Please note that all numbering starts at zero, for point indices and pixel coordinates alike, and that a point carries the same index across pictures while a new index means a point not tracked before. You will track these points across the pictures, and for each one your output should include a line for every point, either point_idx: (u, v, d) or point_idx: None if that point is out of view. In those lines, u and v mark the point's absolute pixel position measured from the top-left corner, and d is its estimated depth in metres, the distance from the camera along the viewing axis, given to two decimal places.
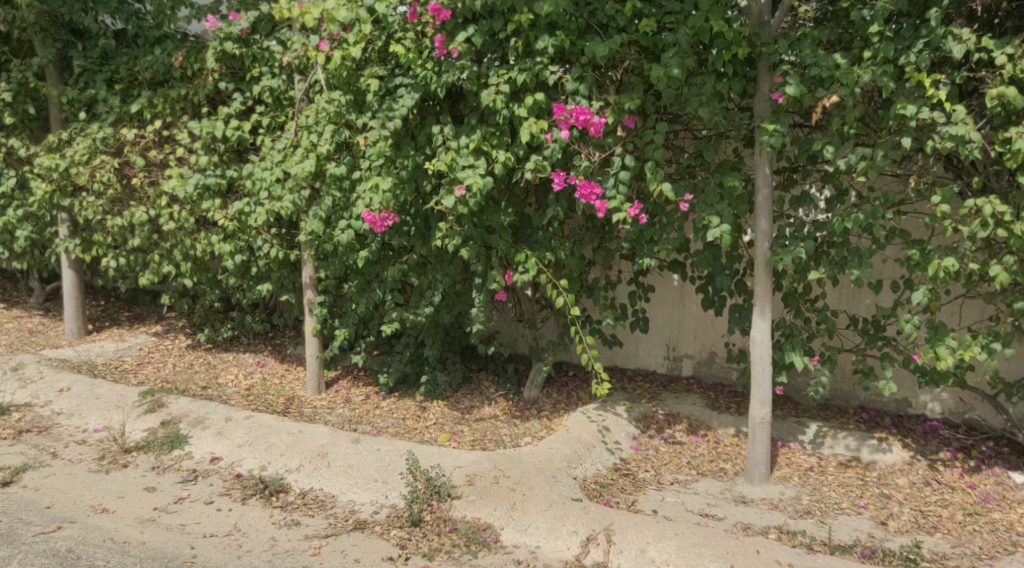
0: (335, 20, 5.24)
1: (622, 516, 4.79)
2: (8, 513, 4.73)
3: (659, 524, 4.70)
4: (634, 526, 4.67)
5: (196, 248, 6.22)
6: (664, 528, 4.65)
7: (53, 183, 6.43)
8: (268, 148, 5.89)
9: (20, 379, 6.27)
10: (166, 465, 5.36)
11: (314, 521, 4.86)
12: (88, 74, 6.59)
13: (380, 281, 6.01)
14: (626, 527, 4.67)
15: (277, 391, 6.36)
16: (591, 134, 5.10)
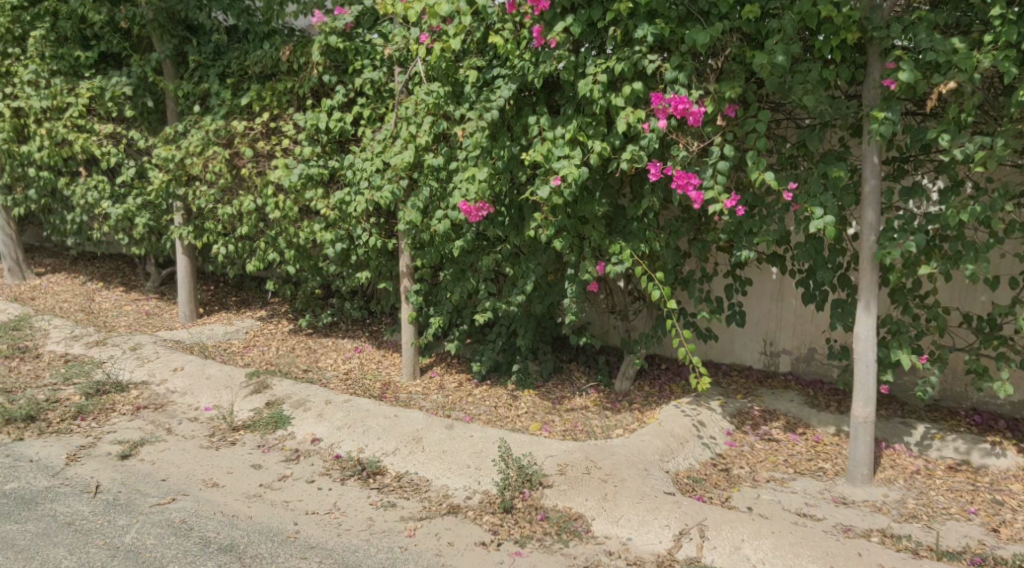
0: (436, 14, 5.28)
1: (716, 512, 4.74)
2: (128, 484, 5.03)
3: (755, 522, 4.63)
4: (728, 523, 4.62)
5: (300, 236, 6.44)
6: (760, 527, 4.58)
7: (169, 173, 6.79)
8: (369, 139, 6.04)
9: (138, 358, 6.64)
10: (271, 444, 5.59)
11: (410, 503, 4.99)
12: (203, 69, 6.90)
13: (475, 271, 6.09)
14: (719, 523, 4.63)
15: (373, 376, 6.55)
16: (690, 123, 5.07)
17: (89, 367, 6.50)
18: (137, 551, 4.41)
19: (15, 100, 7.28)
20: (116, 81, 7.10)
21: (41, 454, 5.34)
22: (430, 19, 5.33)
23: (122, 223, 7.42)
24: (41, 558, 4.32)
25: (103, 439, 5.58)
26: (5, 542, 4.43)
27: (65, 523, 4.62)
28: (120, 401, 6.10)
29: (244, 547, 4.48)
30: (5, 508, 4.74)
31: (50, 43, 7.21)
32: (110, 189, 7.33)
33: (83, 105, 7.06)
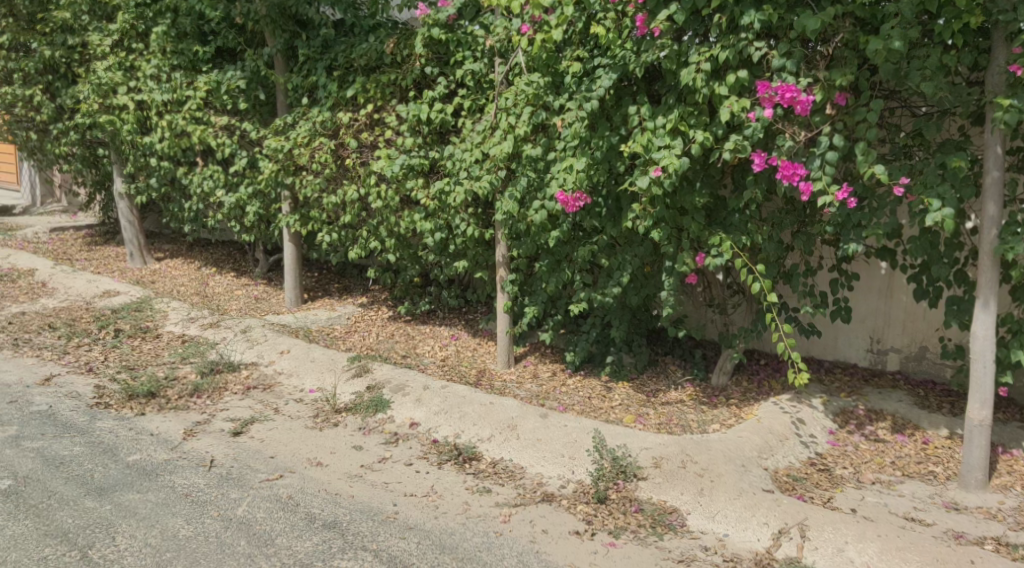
0: (540, 4, 5.33)
1: (817, 512, 4.62)
2: (239, 459, 5.27)
3: (860, 524, 4.50)
4: (831, 523, 4.50)
5: (400, 225, 6.59)
6: (865, 529, 4.45)
7: (277, 163, 7.00)
8: (469, 130, 6.13)
9: (248, 340, 6.96)
10: (371, 426, 5.76)
11: (505, 490, 5.05)
12: (312, 62, 7.10)
13: (570, 262, 6.08)
14: (822, 523, 4.52)
15: (469, 363, 6.66)
16: (797, 112, 4.87)
17: (205, 348, 6.86)
18: (248, 523, 4.58)
19: (139, 93, 7.84)
20: (232, 75, 7.44)
21: (160, 429, 5.62)
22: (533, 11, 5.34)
23: (234, 211, 7.79)
24: (161, 526, 4.51)
25: (217, 416, 5.87)
26: (128, 510, 4.64)
27: (182, 495, 4.82)
28: (232, 381, 6.41)
29: (346, 524, 4.62)
30: (128, 477, 4.97)
31: (172, 39, 7.63)
32: (224, 178, 7.71)
33: (201, 98, 7.47)
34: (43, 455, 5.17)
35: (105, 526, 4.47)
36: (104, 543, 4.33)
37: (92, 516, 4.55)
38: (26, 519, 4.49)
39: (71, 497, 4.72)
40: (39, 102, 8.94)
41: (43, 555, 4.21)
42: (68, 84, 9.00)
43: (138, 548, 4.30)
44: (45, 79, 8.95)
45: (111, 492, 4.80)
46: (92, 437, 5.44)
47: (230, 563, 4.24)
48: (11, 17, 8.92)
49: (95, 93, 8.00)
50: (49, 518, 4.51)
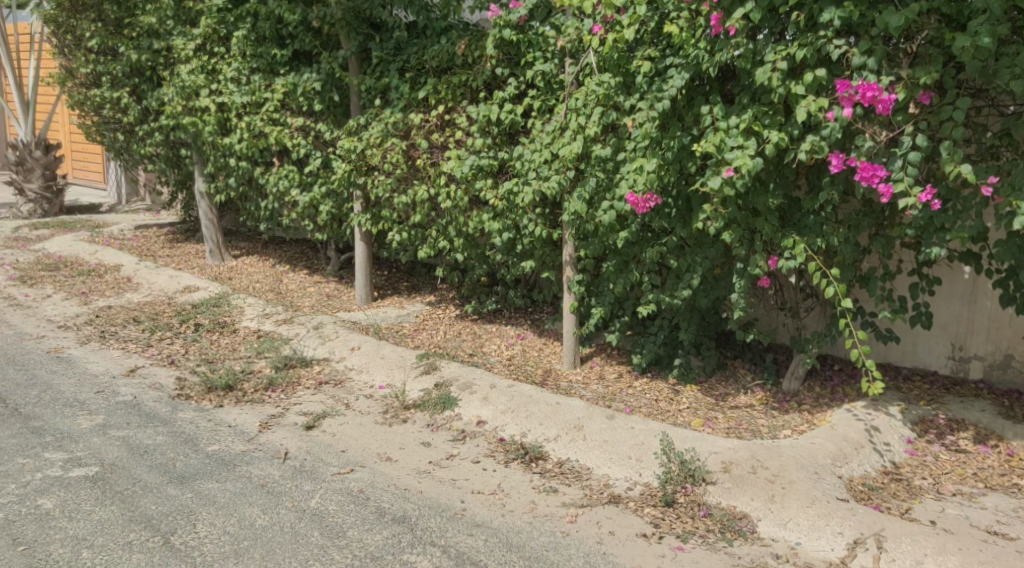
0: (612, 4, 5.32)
1: (895, 523, 4.47)
2: (312, 452, 5.29)
3: (941, 536, 4.33)
4: (909, 535, 4.34)
5: (469, 225, 6.65)
6: (946, 541, 4.28)
7: (351, 163, 7.21)
8: (538, 131, 6.14)
9: (320, 336, 7.11)
10: (439, 423, 5.79)
11: (571, 490, 4.98)
12: (385, 63, 7.23)
13: (638, 263, 6.00)
14: (900, 534, 4.36)
15: (535, 363, 6.67)
16: (878, 112, 4.71)
17: (279, 343, 7.05)
18: (321, 515, 4.52)
19: (220, 96, 8.13)
20: (307, 77, 7.63)
21: (238, 421, 5.71)
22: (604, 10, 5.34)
23: (308, 210, 7.99)
24: (239, 514, 4.47)
25: (291, 410, 5.97)
26: (207, 498, 4.62)
27: (259, 485, 4.81)
28: (305, 376, 6.56)
29: (415, 519, 4.55)
30: (208, 466, 4.99)
31: (251, 43, 7.92)
32: (299, 178, 7.90)
33: (278, 100, 7.76)
34: (128, 444, 5.23)
35: (186, 513, 4.44)
36: (185, 530, 4.28)
37: (174, 503, 4.53)
38: (112, 505, 4.48)
39: (154, 484, 4.72)
40: (126, 104, 9.33)
41: (128, 539, 4.17)
42: (153, 86, 9.34)
43: (218, 536, 4.25)
44: (132, 82, 9.31)
45: (192, 481, 4.79)
46: (174, 428, 5.52)
47: (304, 554, 4.16)
48: (100, 22, 9.31)
49: (178, 95, 8.31)
50: (134, 504, 4.49)
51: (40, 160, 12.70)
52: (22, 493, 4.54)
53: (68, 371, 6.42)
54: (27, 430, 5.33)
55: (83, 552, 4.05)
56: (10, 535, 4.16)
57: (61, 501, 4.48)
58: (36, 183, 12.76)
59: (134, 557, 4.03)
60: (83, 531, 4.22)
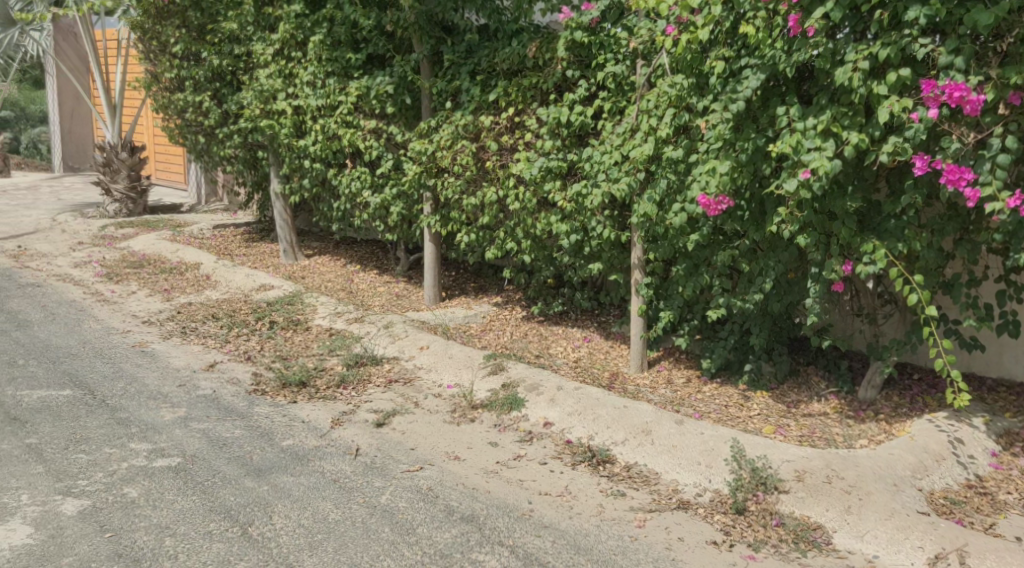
0: (687, 5, 5.21)
1: (978, 539, 4.32)
2: (383, 449, 5.33)
3: None
4: (994, 551, 4.20)
5: (537, 226, 6.66)
6: None
7: (422, 165, 7.35)
8: (608, 132, 6.08)
9: (390, 335, 7.21)
10: (507, 424, 5.77)
11: (639, 494, 4.88)
12: (456, 66, 7.30)
13: (709, 266, 5.90)
14: (984, 550, 4.22)
15: (602, 365, 6.65)
16: (966, 113, 4.51)
17: (350, 341, 7.17)
18: (391, 511, 4.55)
19: (297, 99, 8.33)
20: (381, 80, 7.68)
21: (311, 417, 5.81)
22: (679, 11, 5.26)
23: (379, 211, 8.12)
24: (312, 508, 4.54)
25: (361, 407, 6.02)
26: (283, 491, 4.70)
27: (332, 480, 4.88)
28: (375, 374, 6.64)
29: (483, 518, 4.53)
30: (283, 460, 5.09)
31: (327, 47, 8.00)
32: (371, 179, 8.03)
33: (352, 103, 7.85)
34: (208, 436, 5.38)
35: (263, 505, 4.53)
36: (262, 521, 4.37)
37: (252, 495, 4.63)
38: (194, 495, 4.60)
39: (233, 477, 4.84)
40: (207, 108, 9.62)
41: (208, 529, 4.27)
42: (233, 90, 9.56)
43: (293, 529, 4.32)
44: (213, 86, 9.59)
45: (269, 474, 4.90)
46: (251, 422, 5.66)
47: (375, 549, 4.18)
48: (184, 28, 9.65)
49: (257, 98, 8.61)
50: (214, 495, 4.61)
51: (127, 162, 13.17)
52: (108, 482, 4.69)
53: (152, 365, 6.65)
54: (114, 421, 5.52)
55: (165, 540, 4.15)
56: (98, 521, 4.29)
57: (146, 490, 4.62)
58: (123, 184, 13.23)
59: (214, 546, 4.12)
60: (166, 520, 4.33)
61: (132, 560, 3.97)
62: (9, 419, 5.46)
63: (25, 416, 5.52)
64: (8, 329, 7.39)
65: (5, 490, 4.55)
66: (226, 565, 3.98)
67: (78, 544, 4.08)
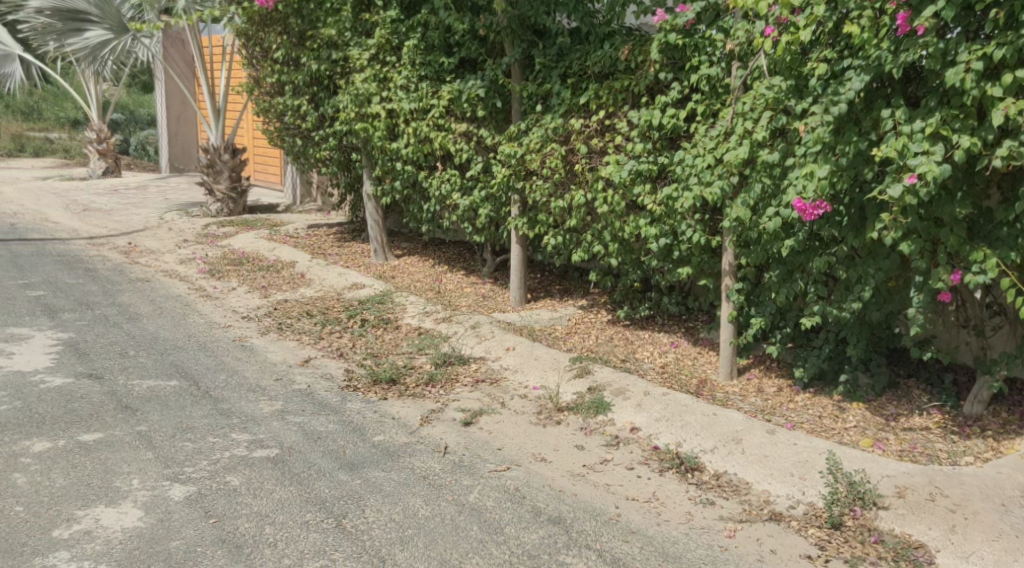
0: (789, 4, 5.09)
1: None
2: (470, 448, 5.39)
3: None
4: None
5: (624, 230, 6.60)
6: None
7: (510, 168, 7.42)
8: (701, 135, 5.99)
9: (477, 336, 7.28)
10: (593, 427, 5.76)
11: (729, 504, 4.80)
12: (547, 70, 7.33)
13: (804, 272, 5.73)
14: None
15: (690, 372, 6.57)
16: None
17: (439, 341, 7.28)
18: (479, 510, 4.60)
19: (390, 103, 8.49)
20: (472, 84, 7.83)
21: (401, 414, 5.91)
22: (780, 11, 5.12)
23: (468, 213, 8.22)
24: (402, 504, 4.62)
25: (448, 406, 6.09)
26: (375, 486, 4.80)
27: (421, 477, 4.96)
28: (462, 373, 6.70)
29: (570, 521, 4.54)
30: (374, 456, 5.20)
31: (421, 52, 8.27)
32: (460, 182, 8.14)
33: (444, 107, 8.01)
34: (304, 430, 5.53)
35: (356, 499, 4.64)
36: (355, 515, 4.47)
37: (345, 488, 4.74)
38: (291, 486, 4.74)
39: (327, 469, 4.97)
40: (305, 111, 9.89)
41: (304, 519, 4.39)
42: (329, 94, 9.78)
43: (384, 523, 4.41)
44: (311, 90, 9.79)
45: (361, 468, 5.01)
46: (344, 417, 5.80)
47: (464, 547, 4.23)
48: (285, 34, 9.95)
49: (353, 102, 8.73)
50: (310, 486, 4.74)
51: (229, 163, 13.63)
52: (212, 470, 4.87)
53: (251, 359, 6.87)
54: (217, 412, 5.73)
55: (265, 528, 4.29)
56: (203, 507, 4.46)
57: (246, 479, 4.78)
58: (224, 185, 13.70)
59: (310, 536, 4.23)
60: (265, 509, 4.47)
61: (235, 546, 4.11)
62: (121, 406, 5.72)
63: (135, 405, 5.78)
64: (118, 322, 7.75)
65: (117, 473, 4.77)
66: (322, 555, 4.08)
67: (184, 528, 4.25)
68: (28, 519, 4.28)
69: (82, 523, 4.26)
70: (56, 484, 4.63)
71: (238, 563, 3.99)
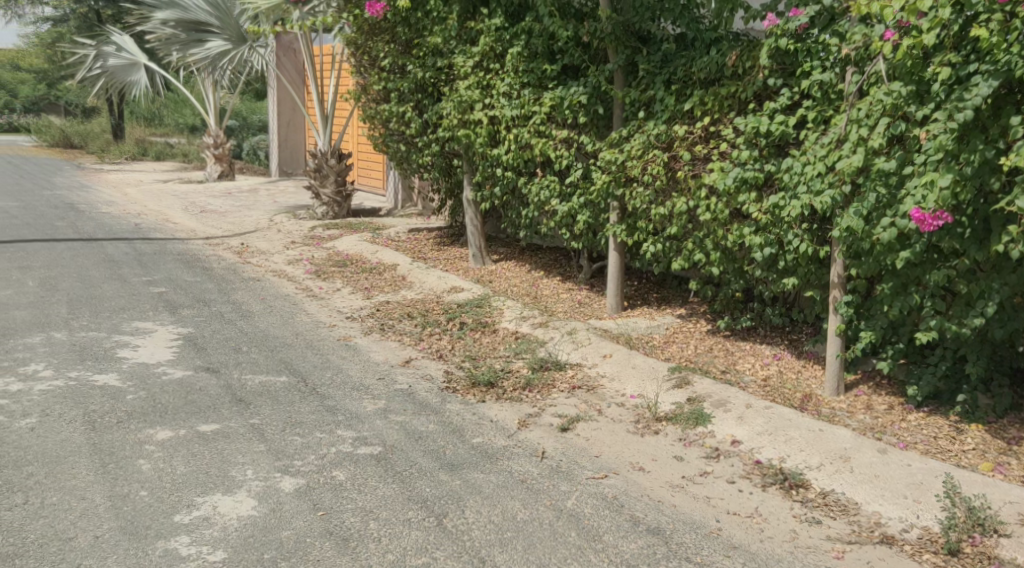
0: (914, 9, 4.92)
1: None
2: (568, 454, 5.40)
3: None
4: None
5: (728, 238, 6.50)
6: None
7: (610, 175, 7.39)
8: (812, 143, 5.83)
9: (574, 341, 7.29)
10: (692, 439, 5.67)
11: (837, 524, 4.65)
12: (650, 76, 7.30)
13: (920, 286, 5.50)
14: None
15: (794, 386, 6.40)
16: None
17: (536, 346, 7.32)
18: (577, 516, 4.59)
19: (493, 109, 8.62)
20: (575, 90, 7.86)
21: (499, 417, 5.96)
22: (904, 16, 4.98)
23: (566, 219, 8.22)
24: (502, 506, 4.65)
25: (546, 411, 6.11)
26: (475, 487, 4.85)
27: (520, 480, 4.99)
28: (559, 379, 6.71)
29: (669, 532, 4.49)
30: (473, 457, 5.25)
31: (525, 59, 8.33)
32: (559, 188, 8.16)
33: (545, 113, 8.05)
34: (405, 429, 5.64)
35: (456, 499, 4.69)
36: (456, 514, 4.52)
37: (446, 488, 4.81)
38: (394, 483, 4.83)
39: (428, 469, 5.04)
40: (410, 118, 10.05)
41: (407, 517, 4.47)
42: (433, 101, 9.97)
43: (484, 524, 4.45)
44: (416, 98, 10.00)
45: (460, 469, 5.07)
46: (444, 418, 5.88)
47: (563, 552, 4.24)
48: (393, 42, 10.19)
49: (456, 109, 8.94)
50: (412, 485, 4.82)
51: (335, 168, 14.01)
52: (320, 464, 5.01)
53: (355, 358, 7.04)
54: (324, 408, 5.90)
55: (369, 523, 4.38)
56: (312, 499, 4.59)
57: (352, 474, 4.90)
58: (330, 189, 14.07)
59: (413, 533, 4.31)
60: (370, 504, 4.57)
61: (342, 539, 4.22)
62: (236, 400, 5.95)
63: (249, 398, 6.00)
64: (233, 319, 8.05)
65: (233, 463, 4.96)
66: (425, 553, 4.15)
67: (294, 519, 4.39)
68: (152, 503, 4.49)
69: (201, 510, 4.44)
70: (177, 471, 4.85)
71: (346, 556, 4.09)
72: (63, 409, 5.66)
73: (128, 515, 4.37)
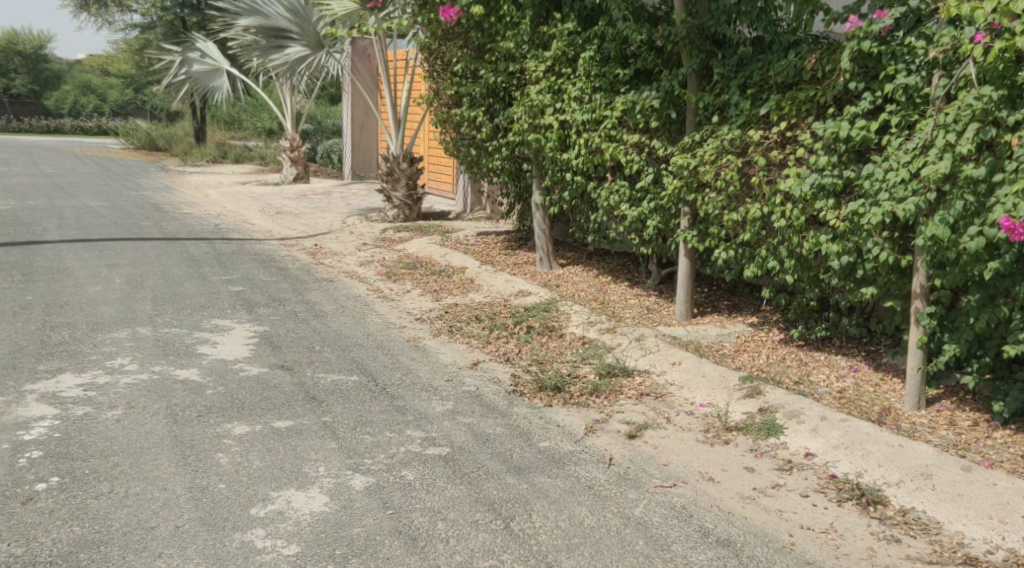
0: (1009, 11, 4.78)
1: None
2: (635, 461, 5.35)
3: None
4: None
5: (804, 246, 6.35)
6: None
7: (682, 180, 7.30)
8: (894, 148, 5.67)
9: (643, 348, 7.22)
10: (764, 450, 5.55)
11: (917, 543, 4.49)
12: (725, 81, 7.19)
13: (1009, 298, 5.29)
14: None
15: (871, 399, 6.22)
16: None
17: (603, 351, 7.27)
18: (645, 525, 4.54)
19: (563, 114, 8.62)
20: (646, 95, 7.78)
21: (566, 422, 5.94)
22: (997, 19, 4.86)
23: (636, 225, 8.15)
24: (569, 511, 4.63)
25: (614, 417, 6.07)
26: (541, 491, 4.84)
27: (587, 486, 4.96)
28: (627, 385, 6.65)
29: (740, 545, 4.40)
30: (540, 461, 5.25)
31: (597, 63, 8.32)
32: (629, 193, 8.09)
33: (617, 117, 8.01)
34: (473, 430, 5.66)
35: (523, 502, 4.69)
36: (524, 517, 4.52)
37: (514, 491, 4.82)
38: (462, 484, 4.85)
39: (496, 472, 5.05)
40: (481, 122, 10.11)
41: (475, 518, 4.48)
42: (505, 105, 10.02)
43: (552, 529, 4.42)
44: (487, 102, 10.07)
45: (527, 473, 5.06)
46: (511, 421, 5.89)
47: (631, 560, 4.20)
48: (466, 47, 10.30)
49: (527, 114, 8.95)
50: (479, 486, 4.83)
51: (406, 171, 14.18)
52: (390, 463, 5.07)
53: (424, 359, 7.11)
54: (393, 408, 5.96)
55: (438, 524, 4.40)
56: (381, 498, 4.63)
57: (420, 475, 4.93)
58: (401, 192, 14.23)
59: (480, 535, 4.32)
60: (438, 505, 4.59)
61: (411, 538, 4.25)
62: (308, 398, 6.05)
63: (321, 396, 6.10)
64: (306, 318, 8.20)
65: (306, 460, 5.04)
66: (493, 555, 4.15)
67: (365, 517, 4.43)
68: (229, 496, 4.59)
69: (276, 504, 4.53)
70: (253, 465, 4.95)
71: (414, 555, 4.11)
72: (146, 402, 5.84)
73: (206, 507, 4.47)
